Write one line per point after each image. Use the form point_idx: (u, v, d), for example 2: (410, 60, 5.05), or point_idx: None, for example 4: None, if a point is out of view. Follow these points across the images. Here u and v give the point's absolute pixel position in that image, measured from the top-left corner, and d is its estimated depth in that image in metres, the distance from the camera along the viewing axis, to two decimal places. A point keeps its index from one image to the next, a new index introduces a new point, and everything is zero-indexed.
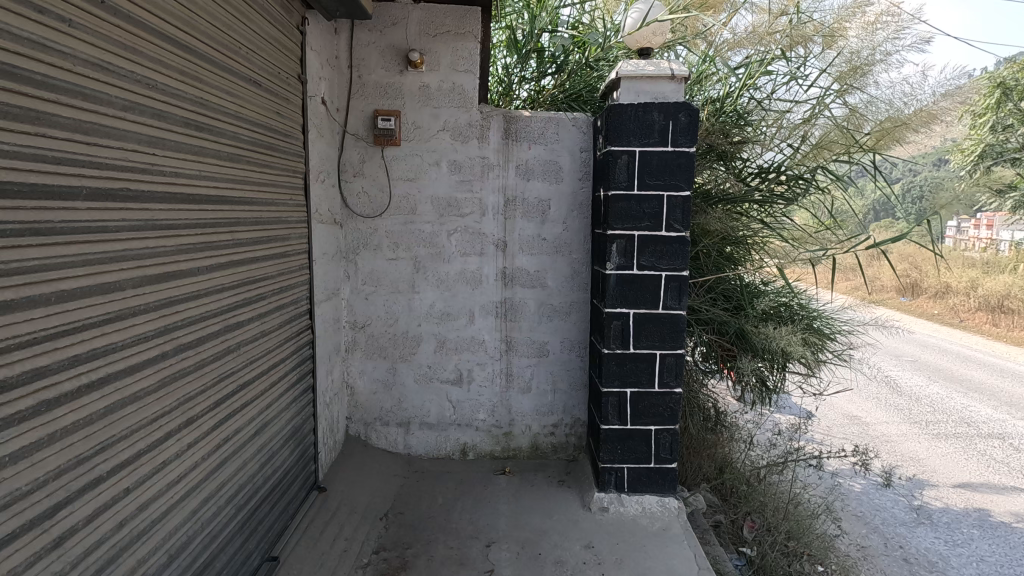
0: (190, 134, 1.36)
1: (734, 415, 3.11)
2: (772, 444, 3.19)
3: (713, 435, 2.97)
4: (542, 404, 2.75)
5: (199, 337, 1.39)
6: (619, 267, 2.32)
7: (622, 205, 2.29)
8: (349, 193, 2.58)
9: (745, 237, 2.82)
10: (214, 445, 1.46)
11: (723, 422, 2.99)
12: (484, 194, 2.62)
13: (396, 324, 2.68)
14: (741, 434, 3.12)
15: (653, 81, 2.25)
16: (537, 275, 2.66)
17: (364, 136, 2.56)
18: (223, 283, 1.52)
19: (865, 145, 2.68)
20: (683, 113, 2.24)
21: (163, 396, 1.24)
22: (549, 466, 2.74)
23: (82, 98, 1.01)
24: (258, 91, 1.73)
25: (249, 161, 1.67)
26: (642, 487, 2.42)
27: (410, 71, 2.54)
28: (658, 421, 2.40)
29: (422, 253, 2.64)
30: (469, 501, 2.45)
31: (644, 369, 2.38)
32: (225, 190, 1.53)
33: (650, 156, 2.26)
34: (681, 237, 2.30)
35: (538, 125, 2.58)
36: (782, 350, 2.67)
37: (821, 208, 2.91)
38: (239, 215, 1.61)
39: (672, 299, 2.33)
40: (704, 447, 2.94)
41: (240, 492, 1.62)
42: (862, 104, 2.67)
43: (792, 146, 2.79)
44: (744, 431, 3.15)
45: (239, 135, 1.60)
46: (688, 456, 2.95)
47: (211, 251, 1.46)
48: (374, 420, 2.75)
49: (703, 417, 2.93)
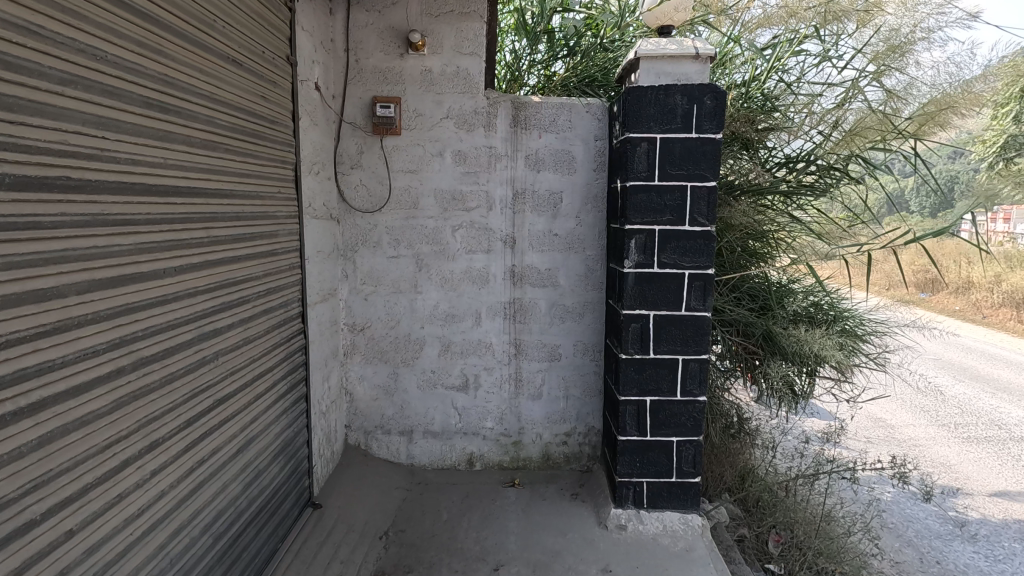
0: (152, 116, 1.18)
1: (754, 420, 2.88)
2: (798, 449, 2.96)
3: (736, 443, 2.77)
4: (554, 412, 2.58)
5: (166, 348, 1.23)
6: (637, 265, 2.13)
7: (641, 198, 2.10)
8: (346, 187, 2.41)
9: (769, 231, 2.64)
10: (186, 470, 1.30)
11: (747, 430, 2.78)
12: (491, 187, 2.43)
13: (397, 327, 2.51)
14: (763, 440, 2.90)
15: (675, 61, 2.06)
16: (548, 274, 2.48)
17: (362, 125, 2.38)
18: (196, 287, 1.35)
19: (906, 131, 2.45)
20: (708, 96, 2.04)
21: (119, 418, 1.08)
22: (561, 477, 2.57)
23: (3, 68, 0.84)
24: (239, 71, 1.55)
25: (227, 150, 1.50)
26: (662, 503, 2.25)
27: (411, 54, 2.36)
28: (680, 432, 2.22)
29: (425, 250, 2.47)
30: (476, 516, 2.28)
31: (665, 375, 2.19)
32: (198, 182, 1.36)
33: (673, 144, 2.07)
34: (706, 232, 2.11)
35: (549, 111, 2.40)
36: (814, 354, 2.47)
37: (852, 200, 2.68)
38: (215, 209, 1.44)
39: (695, 300, 2.14)
40: (726, 456, 2.79)
41: (220, 518, 1.45)
42: (901, 86, 2.47)
43: (823, 132, 2.58)
44: (767, 435, 2.92)
45: (215, 120, 1.43)
46: (708, 466, 2.80)
47: (180, 250, 1.28)
48: (375, 428, 2.58)
49: (725, 425, 2.73)
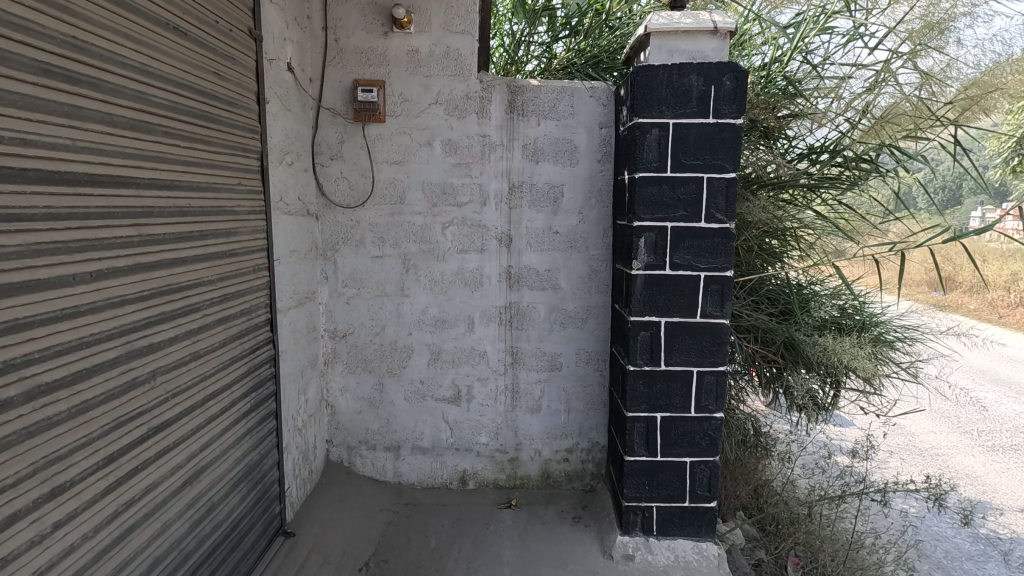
0: (58, 87, 0.97)
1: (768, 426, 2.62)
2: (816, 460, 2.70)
3: (756, 459, 2.56)
4: (554, 426, 2.35)
5: (79, 371, 1.00)
6: (646, 267, 1.91)
7: (651, 192, 1.88)
8: (326, 180, 2.19)
9: (790, 229, 2.41)
10: (108, 516, 1.08)
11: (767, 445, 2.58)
12: (484, 179, 2.21)
13: (383, 333, 2.29)
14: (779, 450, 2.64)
15: (690, 36, 1.82)
16: (547, 275, 2.25)
17: (342, 111, 2.16)
18: (124, 295, 1.12)
19: (946, 118, 2.24)
20: (728, 75, 1.81)
21: (5, 462, 0.85)
22: (562, 497, 2.34)
23: None
24: (184, 42, 1.33)
25: (168, 134, 1.27)
26: (673, 530, 2.03)
27: (396, 33, 2.14)
28: (694, 452, 1.99)
29: (412, 250, 2.25)
30: (467, 543, 2.06)
31: (677, 390, 1.96)
32: (126, 170, 1.13)
33: (687, 131, 1.84)
34: (725, 230, 1.88)
35: (549, 96, 2.17)
36: (842, 364, 2.23)
37: (880, 192, 2.43)
38: (151, 204, 1.21)
39: (712, 306, 1.92)
40: (745, 474, 2.56)
41: (158, 565, 1.23)
42: (938, 67, 2.21)
43: (850, 119, 2.35)
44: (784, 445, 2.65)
45: (151, 98, 1.21)
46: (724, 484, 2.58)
47: (100, 252, 1.06)
48: (359, 444, 2.37)
49: (743, 440, 2.53)
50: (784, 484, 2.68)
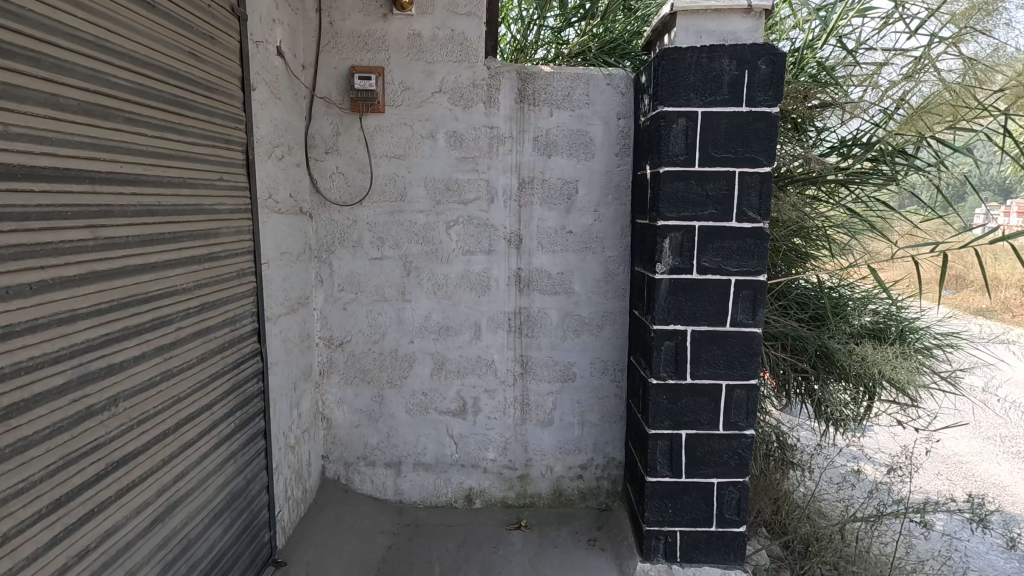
0: None
1: (787, 430, 2.39)
2: (838, 471, 2.50)
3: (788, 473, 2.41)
4: (567, 441, 2.19)
5: (13, 405, 0.83)
6: (671, 271, 1.74)
7: (677, 188, 1.70)
8: (320, 176, 2.02)
9: (820, 228, 2.26)
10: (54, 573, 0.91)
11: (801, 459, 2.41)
12: (492, 175, 2.04)
13: (382, 342, 2.12)
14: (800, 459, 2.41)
15: (720, 16, 1.64)
16: (560, 279, 2.08)
17: (338, 101, 1.99)
18: (74, 309, 0.95)
19: (994, 107, 2.02)
20: (762, 59, 1.63)
21: None
22: (576, 517, 2.18)
23: None
24: (151, 15, 1.15)
25: (132, 120, 1.09)
26: (698, 556, 1.87)
27: (396, 15, 1.96)
28: (722, 472, 1.83)
29: (414, 251, 2.08)
30: (474, 571, 1.90)
31: (704, 405, 1.80)
32: (77, 162, 0.95)
33: (717, 121, 1.66)
34: (758, 230, 1.70)
35: (562, 84, 2.00)
36: (878, 373, 2.08)
37: (924, 189, 2.23)
38: (109, 202, 1.03)
39: (743, 313, 1.75)
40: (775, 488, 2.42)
41: None
42: (984, 52, 2.01)
43: (885, 110, 2.17)
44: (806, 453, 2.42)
45: (108, 78, 1.03)
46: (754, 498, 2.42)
47: (41, 260, 0.88)
48: (357, 460, 2.20)
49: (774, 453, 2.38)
50: (803, 497, 2.48)
